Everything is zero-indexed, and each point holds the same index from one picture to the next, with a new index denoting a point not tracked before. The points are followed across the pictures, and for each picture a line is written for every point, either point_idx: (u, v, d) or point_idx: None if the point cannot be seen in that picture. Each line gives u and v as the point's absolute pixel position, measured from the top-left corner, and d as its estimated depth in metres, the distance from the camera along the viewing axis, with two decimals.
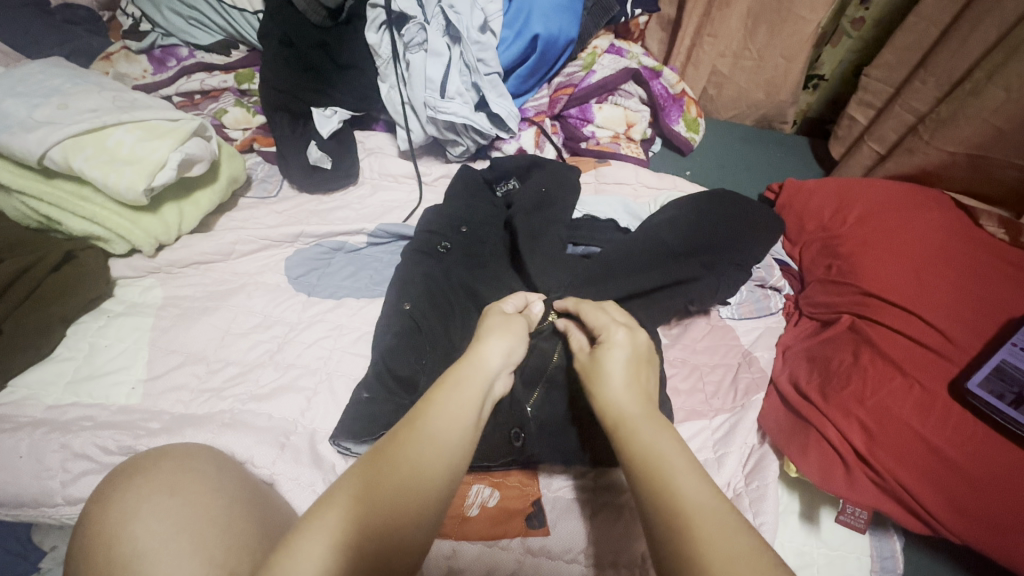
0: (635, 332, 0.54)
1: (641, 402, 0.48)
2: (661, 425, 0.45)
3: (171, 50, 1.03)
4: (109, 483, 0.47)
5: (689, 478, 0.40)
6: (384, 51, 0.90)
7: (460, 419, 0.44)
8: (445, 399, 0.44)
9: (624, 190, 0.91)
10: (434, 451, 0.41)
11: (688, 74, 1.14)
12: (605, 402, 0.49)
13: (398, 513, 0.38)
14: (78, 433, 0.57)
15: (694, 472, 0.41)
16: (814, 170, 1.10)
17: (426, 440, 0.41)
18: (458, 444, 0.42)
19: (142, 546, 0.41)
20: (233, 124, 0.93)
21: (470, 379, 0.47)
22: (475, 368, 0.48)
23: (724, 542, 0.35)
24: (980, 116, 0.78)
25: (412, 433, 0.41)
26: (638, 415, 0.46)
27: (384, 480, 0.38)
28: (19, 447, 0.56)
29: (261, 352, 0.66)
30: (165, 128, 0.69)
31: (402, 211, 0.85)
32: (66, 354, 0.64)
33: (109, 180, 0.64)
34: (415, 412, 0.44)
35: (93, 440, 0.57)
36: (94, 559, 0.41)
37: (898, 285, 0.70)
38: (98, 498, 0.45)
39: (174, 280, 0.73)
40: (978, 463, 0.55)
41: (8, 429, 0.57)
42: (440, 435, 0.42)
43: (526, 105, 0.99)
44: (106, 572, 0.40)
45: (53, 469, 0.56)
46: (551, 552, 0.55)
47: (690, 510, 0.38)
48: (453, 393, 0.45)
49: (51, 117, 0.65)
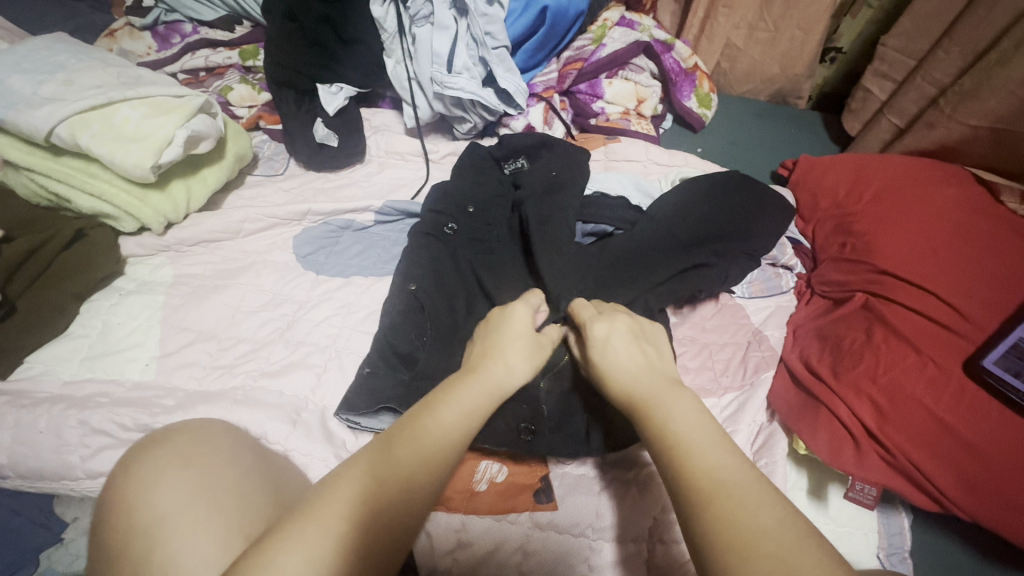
0: (620, 318, 0.54)
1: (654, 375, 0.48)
2: (678, 396, 0.45)
3: (175, 27, 1.01)
4: (126, 457, 0.48)
5: (710, 450, 0.40)
6: (390, 25, 0.88)
7: (455, 427, 0.44)
8: (442, 411, 0.45)
9: (634, 167, 0.90)
10: (430, 454, 0.42)
11: (701, 47, 1.10)
12: (616, 380, 0.49)
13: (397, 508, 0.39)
14: (95, 411, 0.58)
15: (716, 442, 0.41)
16: (828, 147, 1.08)
17: (398, 457, 0.41)
18: (439, 462, 0.42)
19: (162, 513, 0.43)
20: (238, 101, 0.92)
21: (480, 393, 0.48)
22: (483, 380, 0.48)
23: (748, 515, 0.35)
24: (1005, 88, 0.76)
25: (396, 446, 0.42)
26: (654, 391, 0.46)
27: (389, 480, 0.39)
28: (41, 424, 0.57)
29: (272, 330, 0.67)
30: (170, 104, 0.68)
31: (410, 188, 0.85)
32: (80, 332, 0.65)
33: (115, 157, 0.63)
34: (418, 416, 0.45)
35: (111, 419, 0.58)
36: (117, 529, 0.43)
37: (915, 264, 0.69)
38: (119, 471, 0.46)
39: (184, 258, 0.73)
40: (990, 441, 0.55)
41: (28, 405, 0.58)
42: (425, 445, 0.42)
43: (535, 80, 0.96)
44: (130, 538, 0.42)
45: (73, 445, 0.57)
46: (559, 526, 0.56)
47: (713, 479, 0.38)
48: (454, 403, 0.46)
49: (57, 94, 0.65)
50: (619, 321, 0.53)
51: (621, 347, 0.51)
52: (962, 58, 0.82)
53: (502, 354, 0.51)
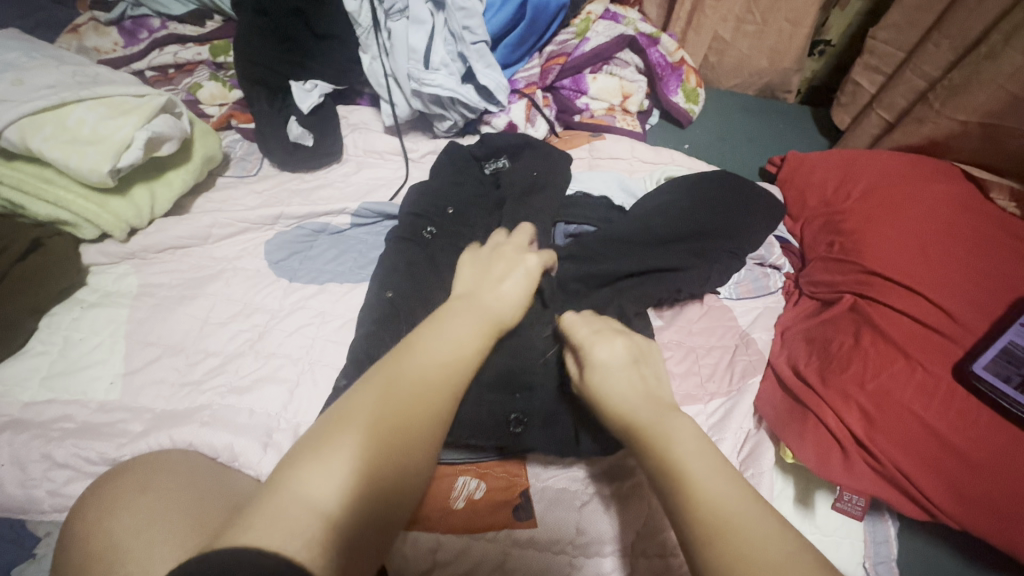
0: (628, 336, 0.52)
1: (648, 402, 0.46)
2: (679, 422, 0.44)
3: (142, 21, 0.97)
4: (91, 488, 0.49)
5: (712, 479, 0.39)
6: (365, 19, 0.84)
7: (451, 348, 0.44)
8: (435, 342, 0.44)
9: (619, 165, 0.87)
10: (433, 370, 0.42)
11: (689, 40, 1.07)
12: (613, 403, 0.47)
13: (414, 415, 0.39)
14: (54, 440, 0.55)
15: (720, 471, 0.40)
16: (817, 142, 1.06)
17: (410, 386, 0.40)
18: (446, 384, 0.42)
19: (118, 537, 0.43)
20: (208, 100, 0.89)
21: (475, 317, 0.48)
22: (479, 319, 0.48)
23: (759, 551, 0.34)
24: (995, 82, 0.74)
25: (396, 368, 0.41)
26: (649, 417, 0.44)
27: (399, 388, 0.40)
28: (2, 451, 0.54)
29: (242, 342, 0.64)
30: (129, 105, 0.65)
31: (387, 189, 0.82)
32: (39, 348, 0.61)
33: (70, 162, 0.60)
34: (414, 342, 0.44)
35: (71, 448, 0.55)
36: (74, 555, 0.43)
37: (904, 265, 0.67)
38: (84, 497, 0.48)
39: (149, 266, 0.70)
40: (981, 449, 0.53)
41: None
42: (433, 368, 0.42)
43: (517, 75, 0.93)
44: (87, 563, 0.42)
45: (37, 478, 0.54)
46: (538, 544, 0.55)
47: (715, 513, 0.37)
48: (447, 332, 0.45)
49: (6, 94, 0.61)
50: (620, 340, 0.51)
51: (619, 372, 0.49)
52: (952, 51, 0.80)
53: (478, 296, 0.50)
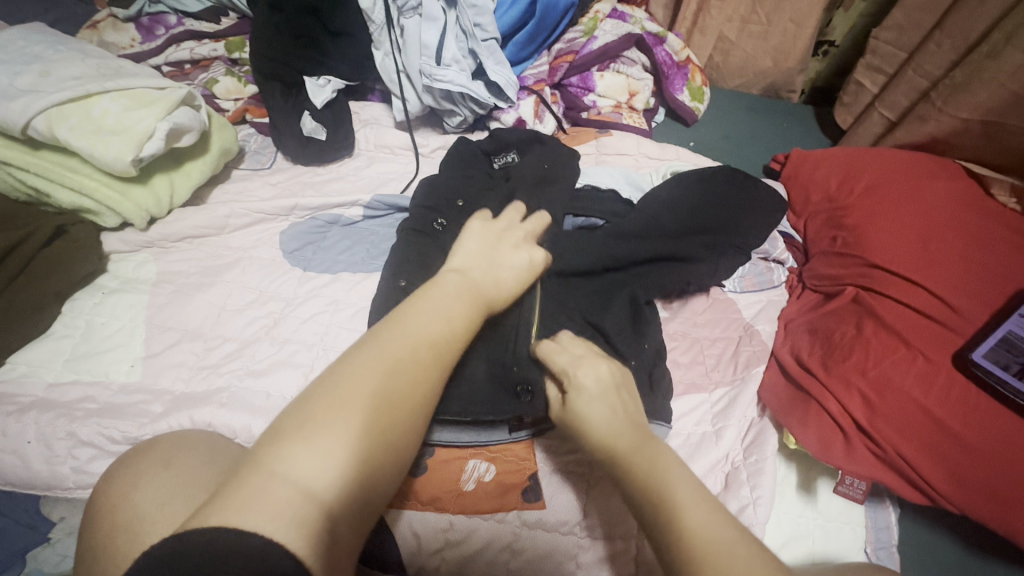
0: (599, 363, 0.52)
1: (632, 432, 0.48)
2: (659, 454, 0.46)
3: (159, 18, 0.98)
4: (114, 466, 0.50)
5: (694, 509, 0.41)
6: (377, 17, 0.86)
7: (444, 312, 0.46)
8: (425, 308, 0.46)
9: (626, 161, 0.89)
10: (425, 329, 0.44)
11: (694, 40, 1.09)
12: (595, 436, 0.48)
13: (412, 377, 0.41)
14: (80, 420, 0.57)
15: (699, 499, 0.42)
16: (820, 141, 1.08)
17: (407, 346, 0.42)
18: (438, 353, 0.44)
19: (143, 510, 0.44)
20: (224, 95, 0.91)
21: (474, 288, 0.50)
22: (466, 291, 0.49)
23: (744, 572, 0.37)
24: (996, 81, 0.76)
25: (389, 332, 0.43)
26: (632, 444, 0.46)
27: (394, 350, 0.42)
28: (29, 429, 0.56)
29: (258, 328, 0.66)
30: (151, 97, 0.67)
31: (399, 183, 0.84)
32: (63, 332, 0.63)
33: (95, 151, 0.62)
34: (405, 307, 0.46)
35: (95, 426, 0.57)
36: (99, 526, 0.45)
37: (906, 258, 0.69)
38: (109, 472, 0.49)
39: (168, 254, 0.72)
40: (980, 434, 0.55)
41: (14, 411, 0.57)
42: (414, 344, 0.43)
43: (526, 73, 0.95)
44: (115, 531, 0.44)
45: (62, 455, 0.56)
46: (546, 525, 0.56)
47: (701, 539, 0.39)
48: (437, 301, 0.47)
49: (33, 86, 0.63)
50: (589, 370, 0.52)
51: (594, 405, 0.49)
52: (954, 51, 0.81)
53: (479, 262, 0.52)
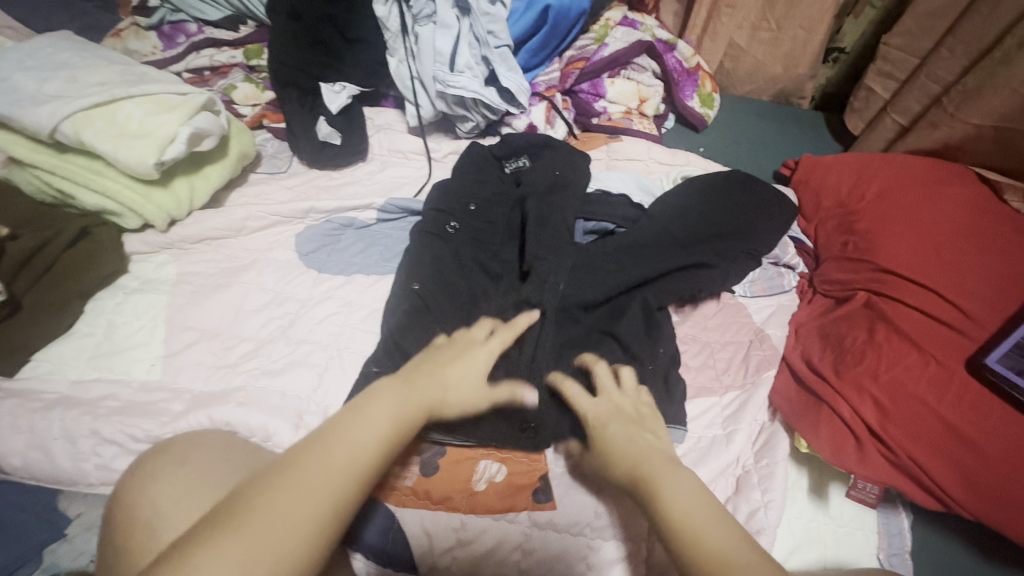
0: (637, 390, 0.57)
1: (661, 452, 0.49)
2: (681, 474, 0.47)
3: (180, 26, 1.02)
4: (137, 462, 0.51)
5: (712, 533, 0.41)
6: (393, 24, 0.89)
7: (374, 425, 0.45)
8: (353, 423, 0.45)
9: (636, 166, 0.90)
10: (344, 450, 0.43)
11: (704, 47, 1.10)
12: (618, 457, 0.50)
13: (317, 502, 0.40)
14: (101, 416, 0.58)
15: (715, 519, 0.43)
16: (831, 147, 1.08)
17: (318, 474, 0.41)
18: (349, 476, 0.42)
19: (157, 508, 0.45)
20: (242, 100, 0.92)
21: (416, 398, 0.49)
22: (407, 399, 0.48)
23: None
24: (1008, 86, 0.76)
25: (307, 453, 0.42)
26: (656, 466, 0.47)
27: (300, 473, 0.41)
28: (52, 425, 0.57)
29: (274, 329, 0.67)
30: (173, 102, 0.68)
31: (412, 187, 0.85)
32: (86, 330, 0.65)
33: (119, 154, 0.64)
34: (333, 420, 0.45)
35: (115, 423, 0.58)
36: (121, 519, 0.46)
37: (918, 263, 0.69)
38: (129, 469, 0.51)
39: (187, 256, 0.73)
40: (993, 440, 0.54)
41: (39, 408, 0.59)
42: (328, 471, 0.41)
43: (537, 79, 0.97)
44: (131, 530, 0.45)
45: (85, 453, 0.57)
46: (557, 526, 0.57)
47: (723, 559, 0.40)
48: (368, 414, 0.46)
49: (61, 91, 0.65)
50: (628, 399, 0.56)
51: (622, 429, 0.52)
52: (966, 57, 0.81)
53: (432, 376, 0.52)
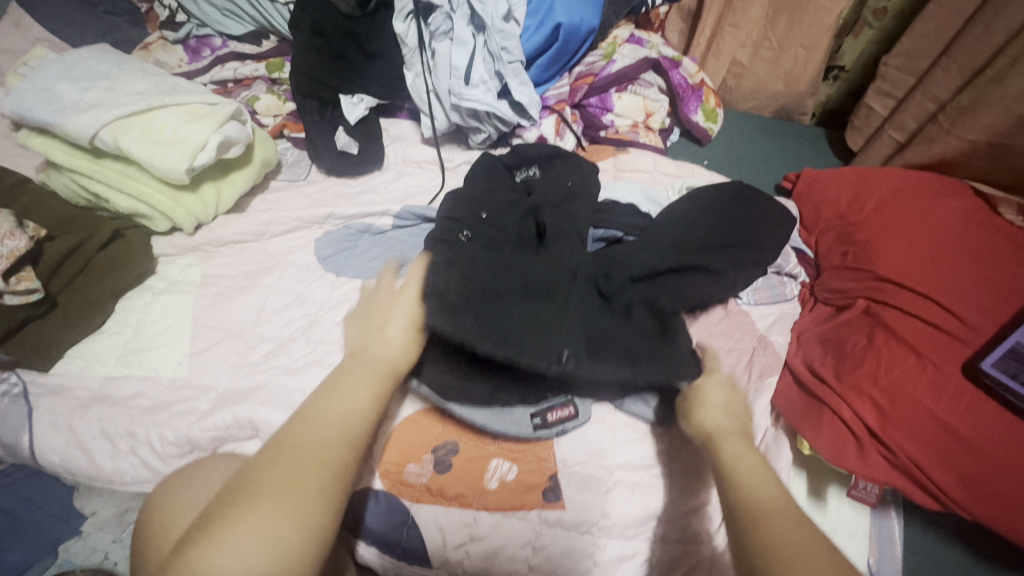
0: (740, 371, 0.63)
1: (739, 425, 0.55)
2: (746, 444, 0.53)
3: (205, 40, 1.06)
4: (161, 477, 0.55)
5: (759, 488, 0.48)
6: (410, 40, 0.92)
7: (349, 394, 0.51)
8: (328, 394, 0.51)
9: (642, 178, 0.93)
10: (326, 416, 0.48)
11: (708, 64, 1.14)
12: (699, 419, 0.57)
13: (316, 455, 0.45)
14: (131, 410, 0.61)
15: (765, 479, 0.48)
16: (832, 161, 1.11)
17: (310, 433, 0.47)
18: (341, 433, 0.48)
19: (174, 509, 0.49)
20: (264, 111, 0.96)
21: (375, 364, 0.55)
22: (370, 369, 0.54)
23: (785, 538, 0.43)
24: (1001, 104, 0.79)
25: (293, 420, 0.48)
26: (728, 436, 0.54)
27: (292, 439, 0.46)
28: (91, 425, 0.61)
29: (295, 329, 0.70)
30: (204, 112, 0.72)
31: (426, 195, 0.88)
32: (116, 329, 0.68)
33: (153, 160, 0.67)
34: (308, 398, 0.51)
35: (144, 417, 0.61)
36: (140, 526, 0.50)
37: (916, 272, 0.71)
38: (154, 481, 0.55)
39: (211, 259, 0.76)
40: (989, 441, 0.56)
41: (75, 404, 0.62)
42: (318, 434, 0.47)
43: (548, 93, 1.00)
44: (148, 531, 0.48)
45: (124, 451, 0.60)
46: (565, 524, 0.58)
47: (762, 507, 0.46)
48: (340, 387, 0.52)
49: (100, 100, 0.69)
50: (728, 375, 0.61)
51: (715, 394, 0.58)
52: (960, 76, 0.84)
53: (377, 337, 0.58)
